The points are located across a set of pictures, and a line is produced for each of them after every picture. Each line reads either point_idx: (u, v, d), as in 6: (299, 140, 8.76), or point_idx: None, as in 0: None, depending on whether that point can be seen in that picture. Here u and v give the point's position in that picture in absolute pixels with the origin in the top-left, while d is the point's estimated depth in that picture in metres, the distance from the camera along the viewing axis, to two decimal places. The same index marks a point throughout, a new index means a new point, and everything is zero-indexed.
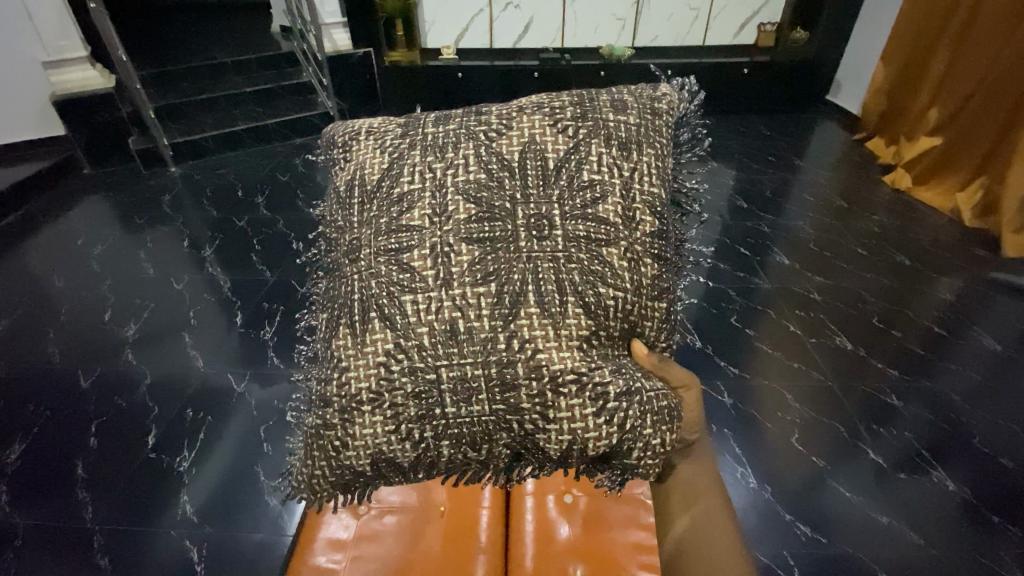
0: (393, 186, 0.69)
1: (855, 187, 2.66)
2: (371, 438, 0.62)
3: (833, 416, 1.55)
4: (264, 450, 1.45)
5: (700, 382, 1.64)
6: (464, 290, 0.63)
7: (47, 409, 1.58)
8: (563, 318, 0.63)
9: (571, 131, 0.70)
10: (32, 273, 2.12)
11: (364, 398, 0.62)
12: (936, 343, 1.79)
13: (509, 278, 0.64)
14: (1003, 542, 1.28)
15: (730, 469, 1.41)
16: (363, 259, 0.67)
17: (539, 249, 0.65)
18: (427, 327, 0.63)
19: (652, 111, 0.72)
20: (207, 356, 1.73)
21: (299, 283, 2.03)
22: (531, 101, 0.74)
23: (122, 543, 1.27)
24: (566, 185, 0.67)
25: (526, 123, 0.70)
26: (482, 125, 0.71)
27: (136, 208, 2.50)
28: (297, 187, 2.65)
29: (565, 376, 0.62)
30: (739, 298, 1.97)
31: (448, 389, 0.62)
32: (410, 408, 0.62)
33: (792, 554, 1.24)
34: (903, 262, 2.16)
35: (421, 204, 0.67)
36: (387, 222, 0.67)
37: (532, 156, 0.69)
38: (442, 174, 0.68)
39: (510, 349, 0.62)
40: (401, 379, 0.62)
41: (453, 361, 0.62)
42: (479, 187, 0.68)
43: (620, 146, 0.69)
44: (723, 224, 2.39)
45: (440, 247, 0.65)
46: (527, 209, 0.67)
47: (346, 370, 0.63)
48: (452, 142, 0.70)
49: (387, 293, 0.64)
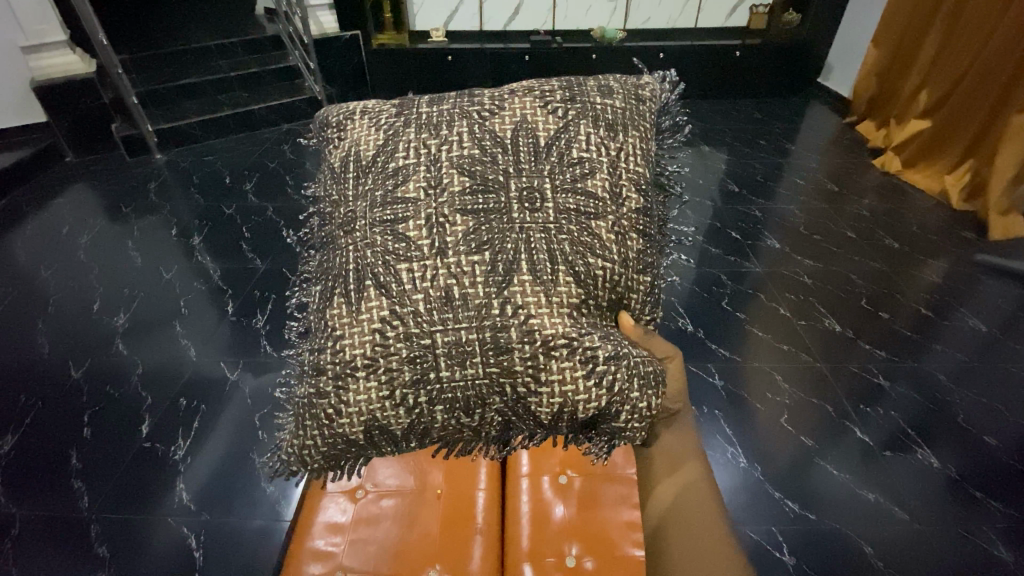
0: (389, 160, 0.69)
1: (846, 170, 2.68)
2: (365, 406, 0.62)
3: (821, 396, 1.58)
4: (258, 438, 1.46)
5: (691, 364, 1.67)
6: (458, 258, 0.64)
7: (38, 399, 1.57)
8: (554, 285, 0.64)
9: (561, 113, 0.70)
10: (18, 263, 2.09)
11: (359, 364, 0.62)
12: (920, 322, 1.83)
13: (503, 247, 0.65)
14: (985, 516, 1.32)
15: (719, 449, 1.43)
16: (359, 230, 0.66)
17: (531, 220, 0.66)
18: (422, 293, 0.63)
19: (637, 98, 0.73)
20: (201, 345, 1.73)
21: (291, 271, 2.02)
22: (523, 85, 0.74)
23: (120, 531, 1.27)
24: (556, 162, 0.68)
25: (518, 105, 0.71)
26: (475, 105, 0.72)
27: (123, 195, 2.47)
28: (286, 174, 2.62)
29: (554, 340, 0.63)
30: (729, 281, 1.99)
31: (442, 353, 0.62)
32: (405, 372, 0.62)
33: (781, 530, 1.27)
34: (892, 244, 2.18)
35: (416, 176, 0.67)
36: (383, 194, 0.67)
37: (524, 135, 0.69)
38: (436, 150, 0.68)
39: (504, 314, 0.63)
40: (396, 344, 0.62)
41: (448, 326, 0.62)
42: (473, 162, 0.68)
43: (607, 127, 0.70)
44: (714, 208, 2.40)
45: (435, 218, 0.66)
46: (519, 182, 0.67)
47: (342, 338, 0.63)
48: (446, 121, 0.70)
49: (382, 261, 0.65)
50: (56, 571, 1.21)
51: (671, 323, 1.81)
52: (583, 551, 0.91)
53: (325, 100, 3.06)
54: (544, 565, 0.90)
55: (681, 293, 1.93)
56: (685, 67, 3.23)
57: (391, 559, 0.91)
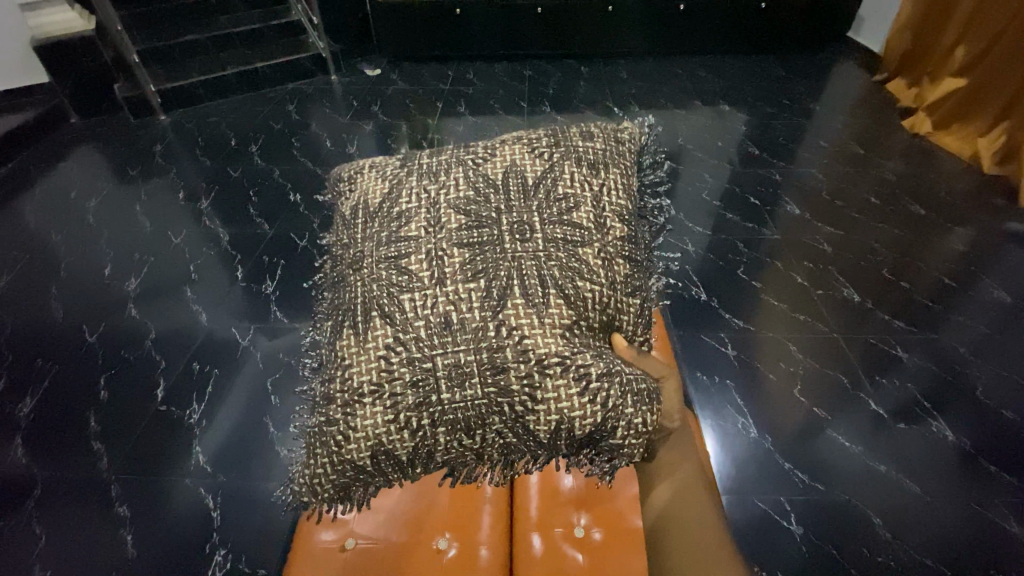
0: (393, 205, 0.72)
1: (872, 132, 2.55)
2: (371, 432, 0.62)
3: (836, 367, 1.55)
4: (272, 403, 1.47)
5: (704, 334, 1.64)
6: (456, 286, 0.65)
7: (55, 363, 1.59)
8: (546, 307, 0.64)
9: (547, 155, 0.74)
10: (29, 228, 2.09)
11: (365, 390, 0.63)
12: (942, 293, 1.77)
13: (497, 274, 0.65)
14: (998, 489, 1.30)
15: (730, 419, 1.43)
16: (366, 267, 0.69)
17: (523, 249, 0.67)
18: (423, 320, 0.64)
19: (616, 141, 0.79)
20: (211, 310, 1.73)
21: (299, 237, 2.00)
22: (513, 136, 0.79)
23: (139, 491, 1.31)
24: (543, 199, 0.71)
25: (508, 151, 0.75)
26: (471, 154, 0.76)
27: (128, 159, 2.44)
28: (292, 136, 2.57)
29: (548, 360, 0.62)
30: (746, 249, 1.94)
31: (442, 376, 0.62)
32: (408, 397, 0.62)
33: (789, 500, 1.27)
34: (917, 211, 2.10)
35: (417, 218, 0.70)
36: (387, 235, 0.70)
37: (514, 176, 0.73)
38: (435, 194, 0.72)
39: (499, 335, 0.63)
40: (399, 369, 0.63)
41: (447, 349, 0.62)
42: (467, 202, 0.71)
43: (589, 166, 0.74)
44: (732, 172, 2.32)
45: (434, 251, 0.67)
46: (511, 217, 0.70)
47: (349, 366, 0.64)
48: (444, 168, 0.75)
49: (387, 293, 0.66)
50: (81, 531, 1.25)
51: (684, 292, 1.77)
52: (591, 522, 0.92)
53: (330, 59, 2.96)
54: (552, 536, 0.90)
55: (695, 261, 1.88)
56: (707, 20, 3.05)
57: (404, 526, 0.92)
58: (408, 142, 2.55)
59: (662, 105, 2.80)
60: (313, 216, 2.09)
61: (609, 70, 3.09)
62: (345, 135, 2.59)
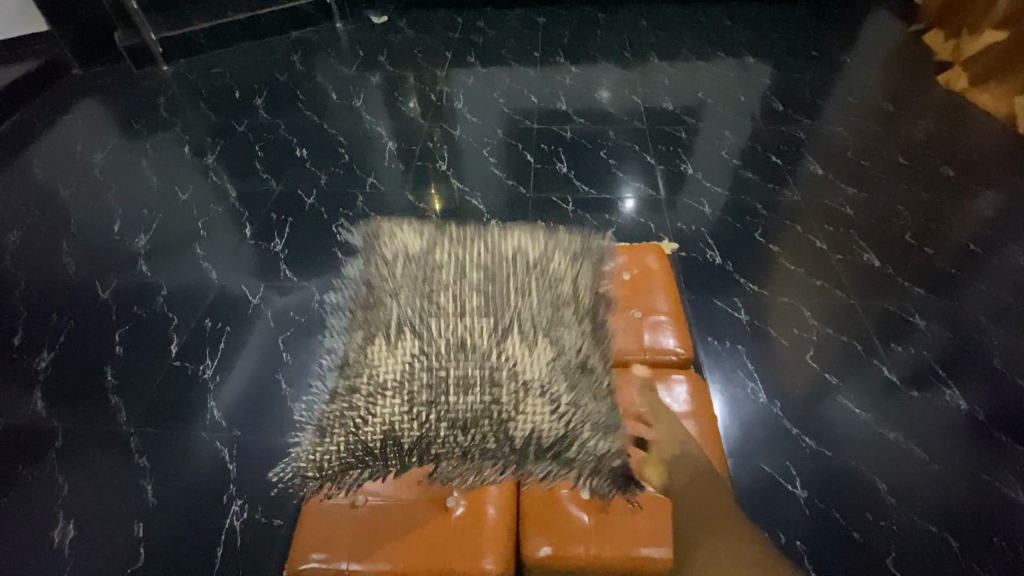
0: (428, 246, 0.83)
1: (904, 88, 2.42)
2: (387, 419, 0.68)
3: (850, 333, 1.53)
4: (284, 359, 1.49)
5: (717, 298, 1.61)
6: (475, 310, 0.74)
7: (71, 318, 1.62)
8: (553, 334, 0.73)
9: (562, 234, 0.89)
10: (36, 181, 2.08)
11: (388, 383, 0.69)
12: (965, 258, 1.71)
13: (512, 306, 0.75)
14: (1006, 457, 1.29)
15: (739, 384, 1.42)
16: (398, 286, 0.77)
17: (535, 288, 0.77)
18: (447, 330, 0.72)
19: (615, 245, 0.96)
20: (222, 267, 1.73)
21: (307, 194, 1.98)
22: (531, 222, 0.94)
23: (157, 443, 1.34)
24: (555, 256, 0.83)
25: (530, 229, 0.89)
26: (494, 225, 0.90)
27: (132, 112, 2.39)
28: (297, 89, 2.50)
29: (553, 382, 0.70)
30: (765, 210, 1.88)
31: (459, 374, 0.69)
32: (425, 394, 0.68)
33: (796, 464, 1.27)
34: (946, 173, 2.01)
35: (447, 255, 0.81)
36: (420, 265, 0.80)
37: (533, 238, 0.86)
38: (464, 242, 0.83)
39: (510, 353, 0.70)
40: (423, 370, 0.70)
41: (466, 356, 0.70)
42: (493, 250, 0.82)
43: (596, 245, 0.89)
44: (754, 129, 2.22)
45: (459, 284, 0.77)
46: (527, 264, 0.80)
47: (376, 362, 0.71)
48: (473, 227, 0.87)
49: (416, 308, 0.75)
50: (103, 479, 1.28)
51: (698, 256, 1.73)
52: None
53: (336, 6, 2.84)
54: (558, 496, 0.88)
55: (710, 223, 1.84)
56: None
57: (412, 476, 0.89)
58: (416, 94, 2.46)
59: (682, 56, 2.66)
60: (321, 172, 2.06)
61: (628, 18, 2.93)
62: (352, 87, 2.51)
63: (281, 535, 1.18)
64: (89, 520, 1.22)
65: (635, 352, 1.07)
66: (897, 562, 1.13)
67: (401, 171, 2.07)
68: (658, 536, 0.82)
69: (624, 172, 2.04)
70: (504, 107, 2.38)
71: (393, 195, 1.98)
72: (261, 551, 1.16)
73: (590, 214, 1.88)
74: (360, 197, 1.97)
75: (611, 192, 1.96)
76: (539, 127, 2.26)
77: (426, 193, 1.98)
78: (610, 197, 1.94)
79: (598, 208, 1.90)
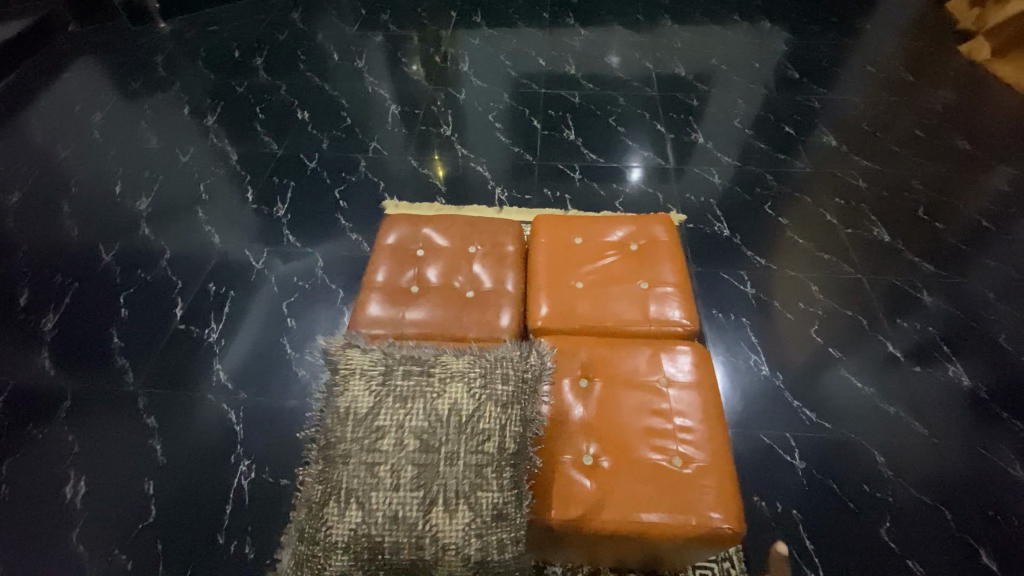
0: (371, 419, 0.80)
1: (925, 56, 2.33)
2: (346, 564, 0.74)
3: (856, 307, 1.52)
4: (288, 324, 1.50)
5: (723, 270, 1.60)
6: (413, 503, 0.75)
7: (75, 280, 1.61)
8: (487, 529, 0.76)
9: (496, 394, 0.84)
10: (34, 141, 2.04)
11: (340, 544, 0.74)
12: (976, 235, 1.69)
13: (445, 493, 0.76)
14: (1005, 433, 1.30)
15: (741, 356, 1.42)
16: (348, 465, 0.78)
17: (466, 472, 0.78)
18: (387, 510, 0.75)
19: (525, 381, 0.87)
20: (224, 232, 1.72)
21: (309, 158, 1.95)
22: (460, 358, 0.87)
23: (165, 404, 1.36)
24: (485, 452, 0.79)
25: (456, 391, 0.83)
26: (427, 372, 0.85)
27: (130, 71, 2.34)
28: (298, 48, 2.43)
29: (497, 512, 0.77)
30: (774, 181, 1.85)
31: (402, 546, 0.74)
32: (374, 557, 0.74)
33: (794, 436, 1.28)
34: (963, 146, 1.96)
35: (387, 440, 0.79)
36: (362, 442, 0.79)
37: (461, 407, 0.82)
38: (398, 420, 0.80)
39: (439, 541, 0.74)
40: (370, 535, 0.74)
41: (403, 535, 0.74)
42: (424, 432, 0.79)
43: (521, 393, 0.85)
44: (767, 97, 2.16)
45: (398, 467, 0.77)
46: (460, 457, 0.78)
47: (331, 527, 0.75)
48: (406, 389, 0.83)
49: (362, 482, 0.76)
50: (112, 438, 1.30)
51: (705, 228, 1.71)
52: (601, 451, 0.88)
53: None
54: (560, 461, 0.87)
55: (719, 194, 1.81)
56: None
57: None
58: (419, 56, 2.39)
59: (695, 20, 2.57)
60: (323, 137, 2.02)
61: None
62: (353, 47, 2.44)
63: (287, 495, 1.21)
64: (100, 478, 1.24)
65: (639, 323, 1.07)
66: (890, 532, 1.15)
67: (404, 136, 2.03)
68: (660, 504, 0.82)
69: (632, 140, 2.00)
70: (509, 70, 2.31)
71: (396, 160, 1.94)
72: (266, 510, 1.19)
73: (596, 183, 1.85)
74: (363, 162, 1.93)
75: (618, 161, 1.92)
76: (546, 92, 2.20)
77: (429, 159, 1.94)
78: (617, 166, 1.90)
79: (604, 176, 1.87)
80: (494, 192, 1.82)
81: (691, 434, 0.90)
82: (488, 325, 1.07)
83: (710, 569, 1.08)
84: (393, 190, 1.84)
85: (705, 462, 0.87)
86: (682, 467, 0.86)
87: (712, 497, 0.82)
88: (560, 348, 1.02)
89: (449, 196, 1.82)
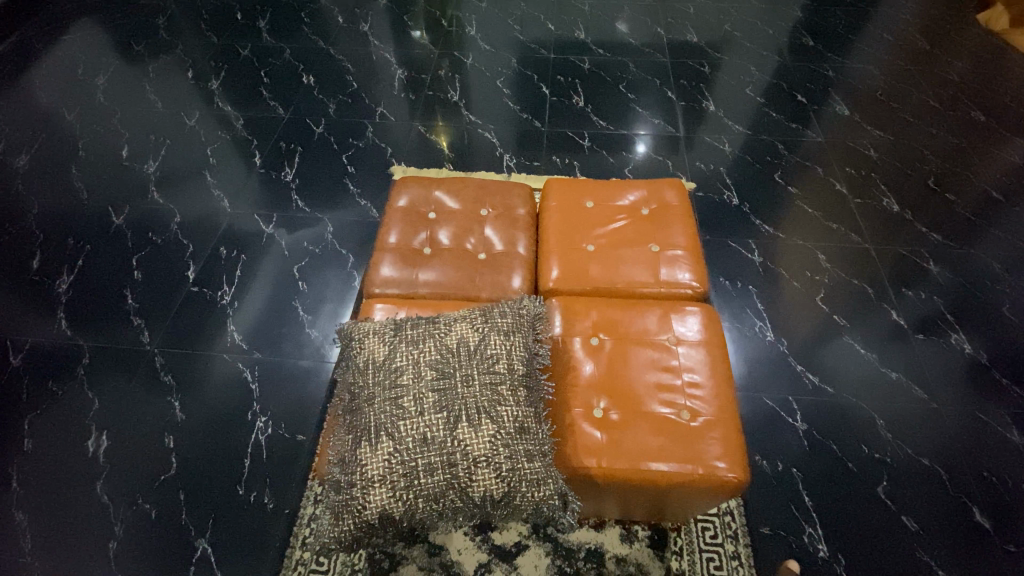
0: (390, 361, 0.84)
1: (942, 25, 2.29)
2: (384, 494, 0.75)
3: (862, 276, 1.53)
4: (300, 287, 1.52)
5: (731, 239, 1.61)
6: (440, 426, 0.78)
7: (87, 243, 1.62)
8: (513, 439, 0.80)
9: (500, 329, 0.89)
10: (38, 103, 2.02)
11: (375, 477, 0.76)
12: (985, 206, 1.69)
13: (470, 414, 0.80)
14: (1005, 400, 1.32)
15: (747, 322, 1.44)
16: (374, 405, 0.81)
17: (485, 394, 0.82)
18: (418, 437, 0.78)
19: (526, 322, 0.92)
20: (232, 197, 1.73)
21: (316, 123, 1.93)
22: (464, 311, 0.92)
23: (181, 363, 1.38)
24: (497, 375, 0.84)
25: (462, 330, 0.88)
26: (433, 320, 0.89)
27: (132, 33, 2.30)
28: (302, 11, 2.38)
29: (521, 425, 0.81)
30: (785, 150, 1.83)
31: (435, 468, 0.76)
32: (412, 482, 0.76)
33: (797, 399, 1.31)
34: (976, 117, 1.93)
35: (406, 375, 0.82)
36: (385, 381, 0.82)
37: (470, 342, 0.87)
38: (415, 357, 0.84)
39: (471, 457, 0.77)
40: (405, 464, 0.76)
41: (436, 456, 0.77)
42: (439, 363, 0.84)
43: (521, 331, 0.90)
44: (780, 65, 2.13)
45: (421, 398, 0.80)
46: (477, 383, 0.83)
47: (365, 465, 0.76)
48: (418, 331, 0.88)
49: (389, 416, 0.79)
50: (130, 395, 1.33)
51: (714, 197, 1.71)
52: (611, 405, 0.91)
53: None
54: (572, 415, 0.90)
55: (729, 163, 1.80)
56: None
57: None
58: (425, 19, 2.34)
59: None
60: (329, 102, 2.00)
61: None
62: (359, 10, 2.39)
63: (303, 449, 1.25)
64: (120, 433, 1.28)
65: (649, 285, 1.09)
66: (888, 490, 1.19)
67: (411, 101, 2.01)
68: (669, 454, 0.85)
69: (642, 107, 1.98)
70: (518, 35, 2.27)
71: (403, 125, 1.93)
72: (283, 462, 1.23)
73: (605, 151, 1.84)
74: (370, 127, 1.92)
75: (627, 128, 1.91)
76: (554, 58, 2.17)
77: (437, 124, 1.93)
78: (626, 133, 1.89)
79: (613, 144, 1.86)
80: (502, 159, 1.81)
81: (699, 389, 0.92)
82: (501, 287, 1.09)
83: (711, 522, 1.12)
84: (401, 157, 1.83)
85: (712, 415, 0.89)
86: (689, 420, 0.89)
87: (719, 449, 0.86)
88: (572, 308, 1.03)
89: (457, 162, 1.82)
